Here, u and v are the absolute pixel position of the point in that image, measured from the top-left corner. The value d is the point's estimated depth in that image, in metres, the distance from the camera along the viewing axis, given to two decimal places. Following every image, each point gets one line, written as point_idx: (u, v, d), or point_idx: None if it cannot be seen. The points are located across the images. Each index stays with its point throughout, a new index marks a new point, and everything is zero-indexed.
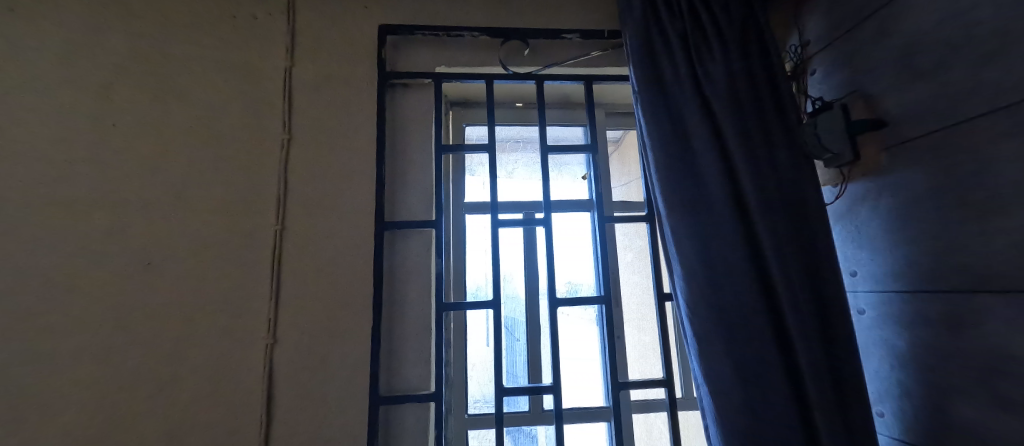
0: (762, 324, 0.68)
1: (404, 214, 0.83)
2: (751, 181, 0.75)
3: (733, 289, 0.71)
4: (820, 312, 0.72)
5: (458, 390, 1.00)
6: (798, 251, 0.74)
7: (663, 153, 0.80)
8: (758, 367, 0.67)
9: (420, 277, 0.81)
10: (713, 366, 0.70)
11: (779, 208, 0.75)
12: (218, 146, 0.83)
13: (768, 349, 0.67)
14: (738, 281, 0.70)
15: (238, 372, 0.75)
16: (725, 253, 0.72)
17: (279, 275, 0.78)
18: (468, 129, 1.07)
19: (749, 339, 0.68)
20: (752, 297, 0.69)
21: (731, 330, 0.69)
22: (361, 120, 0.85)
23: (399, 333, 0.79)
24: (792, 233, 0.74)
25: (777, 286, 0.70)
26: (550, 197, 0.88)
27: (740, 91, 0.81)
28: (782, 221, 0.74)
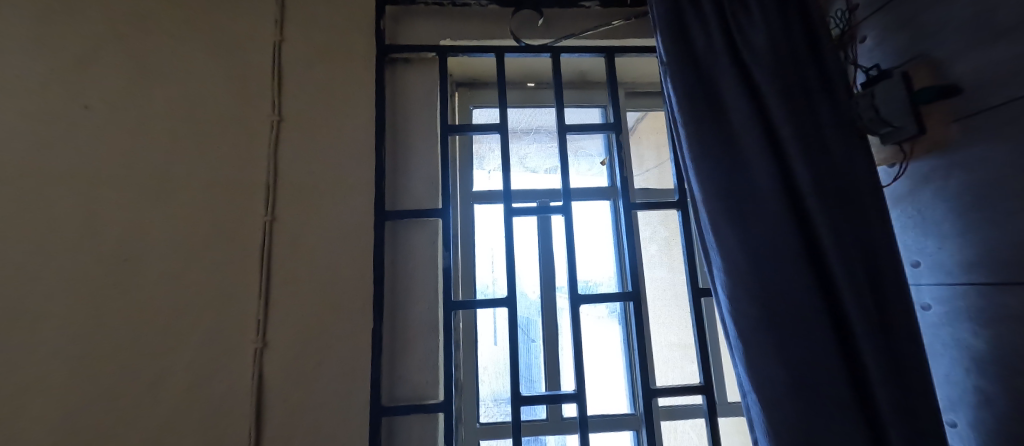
0: (823, 322, 0.59)
1: (407, 203, 0.75)
2: (801, 160, 0.65)
3: (784, 282, 0.61)
4: (884, 308, 0.62)
5: (468, 394, 0.92)
6: (857, 239, 0.64)
7: (697, 131, 0.70)
8: (820, 373, 0.58)
9: (425, 273, 0.73)
10: (763, 372, 0.60)
11: (832, 190, 0.66)
12: (201, 129, 0.75)
13: (830, 351, 0.58)
14: (789, 273, 0.61)
15: (225, 381, 0.67)
16: (775, 241, 0.62)
17: (269, 271, 0.70)
18: (476, 112, 0.99)
19: (807, 340, 0.59)
20: (807, 292, 0.60)
21: (783, 330, 0.60)
22: (358, 100, 0.77)
23: (403, 335, 0.71)
24: (847, 218, 0.65)
25: (837, 278, 0.61)
26: (569, 182, 0.79)
27: (784, 60, 0.71)
28: (835, 205, 0.65)
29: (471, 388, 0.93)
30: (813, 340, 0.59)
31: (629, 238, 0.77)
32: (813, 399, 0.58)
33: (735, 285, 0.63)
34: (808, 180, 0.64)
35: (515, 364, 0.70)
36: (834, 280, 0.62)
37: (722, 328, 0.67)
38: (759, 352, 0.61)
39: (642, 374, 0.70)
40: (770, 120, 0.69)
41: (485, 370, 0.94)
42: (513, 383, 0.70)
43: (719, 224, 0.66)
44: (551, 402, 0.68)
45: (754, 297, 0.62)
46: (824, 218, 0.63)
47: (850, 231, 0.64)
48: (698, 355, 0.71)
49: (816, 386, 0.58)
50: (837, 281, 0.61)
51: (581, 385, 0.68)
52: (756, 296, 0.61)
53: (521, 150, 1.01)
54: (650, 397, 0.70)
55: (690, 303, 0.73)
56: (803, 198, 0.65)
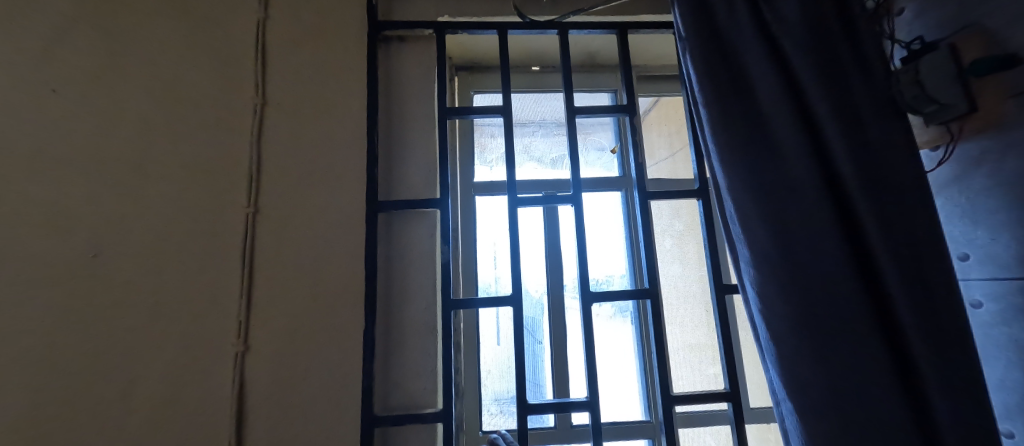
0: (873, 325, 0.51)
1: (402, 193, 0.69)
2: (846, 139, 0.57)
3: (826, 278, 0.53)
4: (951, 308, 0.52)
5: (471, 397, 0.87)
6: (911, 227, 0.55)
7: (720, 114, 0.63)
8: (869, 381, 0.50)
9: (422, 269, 0.66)
10: (801, 380, 0.53)
11: (881, 174, 0.57)
12: (179, 114, 0.69)
13: (882, 358, 0.50)
14: (832, 268, 0.53)
15: (202, 390, 0.60)
16: (815, 232, 0.54)
17: (251, 268, 0.64)
18: (477, 98, 0.94)
19: (856, 344, 0.51)
20: (853, 289, 0.52)
21: (825, 333, 0.52)
22: (348, 82, 0.71)
23: (398, 337, 0.64)
24: (901, 204, 0.56)
25: (885, 274, 0.53)
26: (577, 167, 0.70)
27: (819, 27, 0.62)
28: (884, 189, 0.56)
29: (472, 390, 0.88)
30: (863, 345, 0.51)
31: (646, 230, 0.68)
32: (865, 411, 0.50)
33: (767, 282, 0.56)
34: (851, 163, 0.56)
35: (521, 368, 0.64)
36: (885, 276, 0.53)
37: (751, 329, 0.60)
38: (797, 356, 0.53)
39: (661, 381, 0.63)
40: (804, 98, 0.61)
41: (489, 370, 0.90)
42: (520, 389, 0.63)
43: (747, 214, 0.58)
44: (562, 410, 0.62)
45: (791, 296, 0.54)
46: (871, 207, 0.55)
47: (902, 217, 0.55)
48: (723, 359, 0.64)
49: (868, 396, 0.50)
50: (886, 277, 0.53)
51: (594, 391, 0.62)
52: (792, 295, 0.54)
53: (528, 145, 0.99)
54: (671, 407, 0.62)
55: (715, 300, 0.67)
56: (843, 183, 0.57)
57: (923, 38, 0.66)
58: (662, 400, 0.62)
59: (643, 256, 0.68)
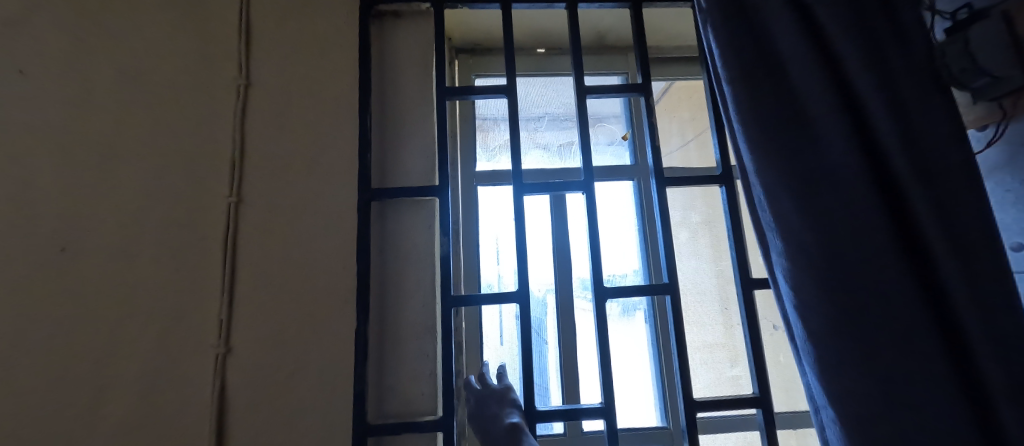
0: (926, 321, 0.45)
1: (397, 180, 0.63)
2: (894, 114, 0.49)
3: (873, 273, 0.47)
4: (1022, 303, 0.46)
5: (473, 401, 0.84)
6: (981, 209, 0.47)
7: (747, 92, 0.56)
8: (926, 387, 0.43)
9: (420, 263, 0.61)
10: (845, 387, 0.47)
11: (939, 150, 0.49)
12: (154, 97, 0.63)
13: (942, 363, 0.43)
14: (880, 261, 0.46)
15: (180, 398, 0.55)
16: (859, 219, 0.48)
17: (234, 263, 0.59)
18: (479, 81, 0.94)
19: (911, 345, 0.45)
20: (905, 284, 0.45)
21: (874, 335, 0.46)
22: (339, 60, 0.65)
23: (391, 337, 0.58)
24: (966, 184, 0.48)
25: (942, 270, 0.45)
26: (587, 151, 0.63)
27: None
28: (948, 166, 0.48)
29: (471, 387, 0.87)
30: (920, 344, 0.44)
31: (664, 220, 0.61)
32: (930, 427, 0.42)
33: (805, 277, 0.49)
34: (897, 136, 0.48)
35: (528, 371, 0.58)
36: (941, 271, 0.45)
37: (785, 327, 0.53)
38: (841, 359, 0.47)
39: (682, 386, 0.56)
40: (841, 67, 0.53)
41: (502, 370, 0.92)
42: (527, 394, 0.57)
43: (779, 202, 0.52)
44: (574, 417, 0.56)
45: (834, 293, 0.48)
46: (928, 192, 0.47)
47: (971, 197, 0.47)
48: (750, 360, 0.58)
49: (937, 410, 0.42)
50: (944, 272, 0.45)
51: (610, 396, 0.56)
52: (837, 292, 0.47)
53: (534, 139, 0.98)
54: (694, 415, 0.56)
55: (740, 295, 0.61)
56: (889, 164, 0.49)
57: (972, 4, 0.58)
58: (684, 408, 0.56)
59: (661, 247, 0.61)
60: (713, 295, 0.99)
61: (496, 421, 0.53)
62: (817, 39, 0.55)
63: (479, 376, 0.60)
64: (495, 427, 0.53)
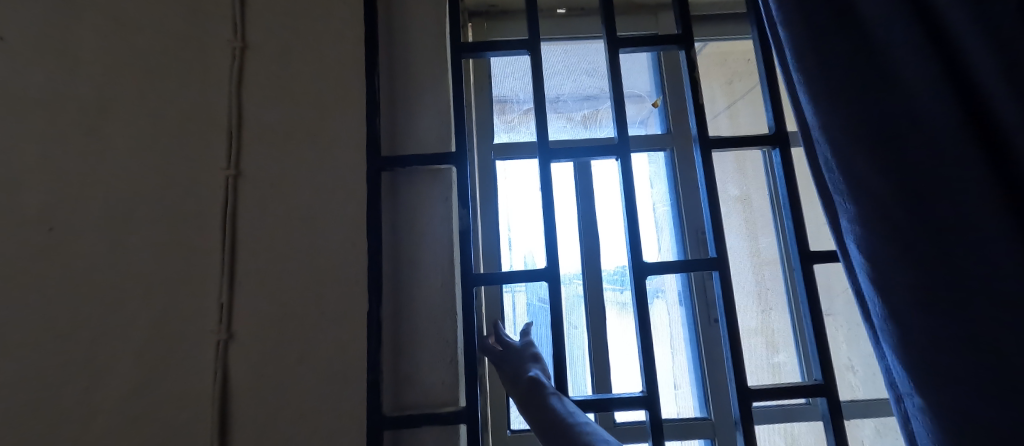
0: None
1: (409, 147, 0.57)
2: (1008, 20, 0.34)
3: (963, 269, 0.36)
4: None
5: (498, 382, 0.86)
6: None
7: (806, 34, 0.48)
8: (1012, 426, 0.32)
9: (438, 239, 0.55)
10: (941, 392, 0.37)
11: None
12: (143, 63, 0.57)
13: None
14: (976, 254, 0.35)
15: (180, 391, 0.50)
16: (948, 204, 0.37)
17: (234, 241, 0.53)
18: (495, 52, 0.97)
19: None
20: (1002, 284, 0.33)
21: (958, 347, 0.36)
22: (343, 17, 0.59)
23: (405, 320, 0.53)
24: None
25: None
26: (621, 110, 0.57)
27: None
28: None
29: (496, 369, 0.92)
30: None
31: (709, 187, 0.55)
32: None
33: (882, 247, 0.41)
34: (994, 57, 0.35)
35: (559, 357, 0.51)
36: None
37: (857, 304, 0.46)
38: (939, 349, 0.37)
39: (733, 370, 0.50)
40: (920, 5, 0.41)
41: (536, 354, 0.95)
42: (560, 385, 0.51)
43: (851, 159, 0.44)
44: (612, 406, 0.50)
45: (925, 265, 0.38)
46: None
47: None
48: (812, 343, 0.51)
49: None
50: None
51: (652, 384, 0.50)
52: (927, 265, 0.38)
53: (559, 113, 1.01)
54: (749, 405, 0.49)
55: (799, 269, 0.53)
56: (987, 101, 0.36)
57: None
58: (737, 396, 0.50)
59: (706, 217, 0.54)
60: (746, 276, 0.99)
61: (520, 378, 0.51)
62: None
63: (497, 335, 0.58)
64: (518, 383, 0.50)
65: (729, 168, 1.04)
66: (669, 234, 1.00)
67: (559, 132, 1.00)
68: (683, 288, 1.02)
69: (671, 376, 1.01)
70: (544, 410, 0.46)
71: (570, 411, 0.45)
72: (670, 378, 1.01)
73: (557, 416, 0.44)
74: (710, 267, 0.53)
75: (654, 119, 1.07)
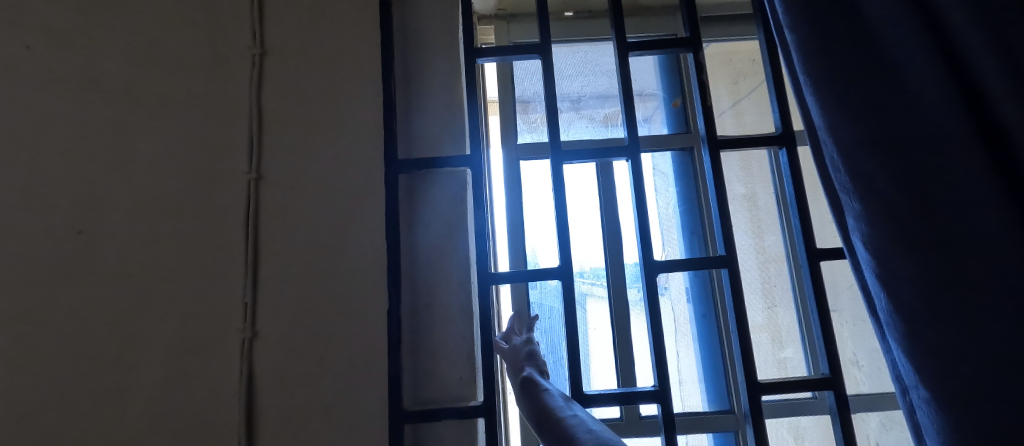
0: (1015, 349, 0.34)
1: (424, 149, 0.58)
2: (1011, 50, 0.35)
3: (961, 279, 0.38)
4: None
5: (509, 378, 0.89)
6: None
7: (814, 39, 0.50)
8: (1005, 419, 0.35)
9: (454, 239, 0.56)
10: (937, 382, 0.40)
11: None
12: (164, 72, 0.59)
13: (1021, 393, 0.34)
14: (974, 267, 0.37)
15: (207, 389, 0.52)
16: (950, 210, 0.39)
17: (256, 243, 0.55)
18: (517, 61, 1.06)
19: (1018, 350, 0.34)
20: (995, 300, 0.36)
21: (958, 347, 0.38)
22: (358, 22, 0.61)
23: (423, 317, 0.55)
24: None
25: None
26: (632, 112, 0.58)
27: None
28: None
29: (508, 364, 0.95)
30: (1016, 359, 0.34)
31: (718, 186, 0.56)
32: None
33: (890, 249, 0.42)
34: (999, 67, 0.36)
35: (574, 354, 0.53)
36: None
37: (863, 299, 0.48)
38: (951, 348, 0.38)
39: (742, 365, 0.52)
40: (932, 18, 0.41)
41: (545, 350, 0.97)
42: (575, 381, 0.53)
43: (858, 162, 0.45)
44: (625, 401, 0.52)
45: (932, 269, 0.39)
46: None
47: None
48: (819, 338, 0.53)
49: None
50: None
51: (663, 379, 0.52)
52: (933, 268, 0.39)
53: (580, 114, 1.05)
54: (758, 398, 0.51)
55: (806, 265, 0.55)
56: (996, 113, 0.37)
57: None
58: (746, 390, 0.51)
59: (714, 216, 0.56)
60: (751, 274, 1.01)
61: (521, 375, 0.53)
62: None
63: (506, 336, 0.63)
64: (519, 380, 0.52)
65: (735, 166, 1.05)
66: (676, 235, 1.02)
67: (581, 132, 1.04)
68: (691, 286, 1.03)
69: (678, 373, 1.03)
70: (538, 402, 0.47)
71: (564, 403, 0.45)
72: (676, 374, 1.03)
73: (550, 407, 0.45)
74: (719, 265, 0.54)
75: (660, 119, 1.08)
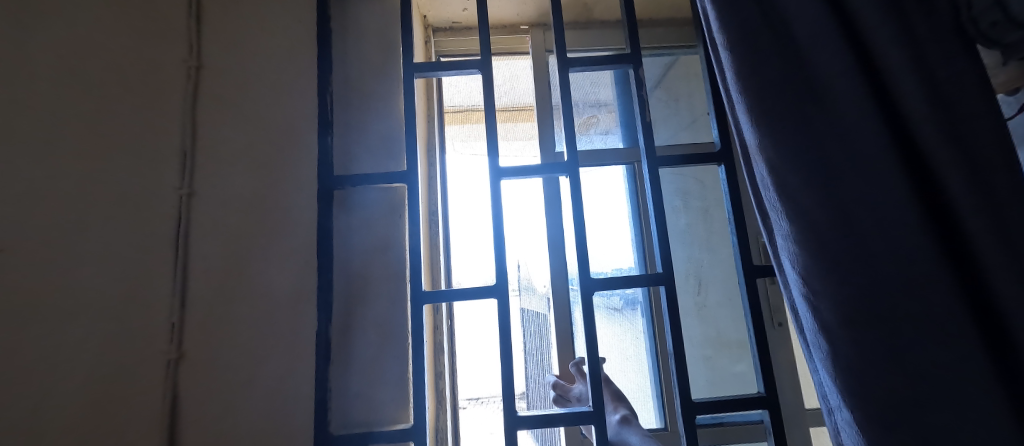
0: (927, 393, 0.39)
1: (363, 169, 0.65)
2: (944, 159, 0.42)
3: (898, 342, 0.40)
4: (1008, 390, 0.38)
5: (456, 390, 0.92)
6: (943, 282, 0.40)
7: (753, 72, 0.49)
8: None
9: (391, 253, 0.62)
10: (866, 415, 0.41)
11: (920, 217, 0.41)
12: (72, 59, 0.51)
13: (934, 431, 0.38)
14: (911, 332, 0.40)
15: (118, 427, 0.47)
16: (886, 285, 0.41)
17: (186, 263, 0.53)
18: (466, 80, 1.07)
19: (937, 409, 0.38)
20: (913, 358, 0.40)
21: (877, 393, 0.40)
22: (305, 49, 0.65)
23: (361, 335, 0.60)
24: (939, 256, 0.41)
25: (911, 340, 0.40)
26: (574, 128, 0.58)
27: (900, 30, 0.45)
28: (927, 233, 0.41)
29: (461, 379, 0.93)
30: (929, 408, 0.39)
31: (657, 203, 0.56)
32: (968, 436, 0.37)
33: (831, 285, 0.43)
34: (919, 96, 0.44)
35: (509, 376, 0.55)
36: (984, 271, 0.40)
37: (793, 319, 0.48)
38: (895, 415, 0.40)
39: (679, 383, 0.53)
40: (856, 105, 0.45)
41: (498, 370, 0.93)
42: (508, 400, 0.54)
43: (786, 178, 0.46)
44: (561, 421, 0.53)
45: (865, 325, 0.41)
46: (971, 172, 0.41)
47: (946, 277, 0.40)
48: (755, 355, 0.54)
49: (986, 420, 0.37)
50: (988, 270, 0.40)
51: (599, 400, 0.53)
52: (873, 335, 0.41)
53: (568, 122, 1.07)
54: (693, 417, 0.52)
55: (745, 282, 0.56)
56: (940, 191, 0.42)
57: (986, 44, 0.50)
58: (681, 408, 0.52)
59: (655, 233, 0.57)
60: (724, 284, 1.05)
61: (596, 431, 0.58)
62: (860, 58, 0.47)
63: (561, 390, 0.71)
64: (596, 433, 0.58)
65: (685, 178, 1.11)
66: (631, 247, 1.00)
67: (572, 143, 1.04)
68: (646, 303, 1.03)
69: (632, 388, 1.01)
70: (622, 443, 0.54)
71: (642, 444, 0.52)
72: (636, 385, 1.02)
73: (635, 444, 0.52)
74: (657, 283, 0.55)
75: (617, 131, 1.09)
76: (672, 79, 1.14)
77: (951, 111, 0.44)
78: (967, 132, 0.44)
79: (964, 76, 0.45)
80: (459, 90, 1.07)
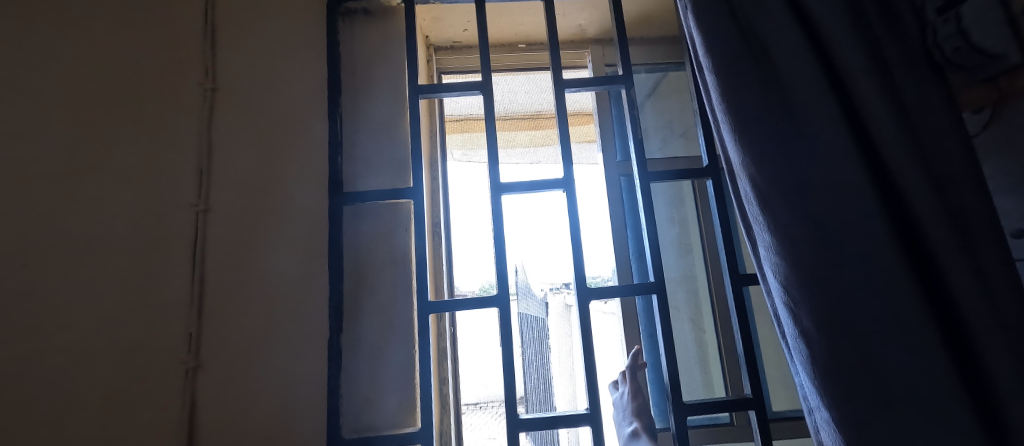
0: (897, 393, 0.42)
1: (370, 185, 0.68)
2: (910, 176, 0.46)
3: (869, 346, 0.44)
4: (972, 390, 0.42)
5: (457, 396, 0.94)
6: (910, 291, 0.43)
7: (735, 96, 0.53)
8: None
9: (397, 265, 0.66)
10: (843, 414, 0.44)
11: (888, 230, 0.45)
12: (96, 85, 0.54)
13: (905, 429, 0.41)
14: (883, 337, 0.43)
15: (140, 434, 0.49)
16: (858, 293, 0.45)
17: (203, 277, 0.56)
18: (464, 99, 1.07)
19: (906, 408, 0.41)
20: (883, 360, 0.43)
21: (852, 394, 0.44)
22: (313, 73, 0.68)
23: (368, 343, 0.63)
24: (907, 266, 0.44)
25: (881, 344, 0.43)
26: (570, 146, 0.62)
27: (869, 57, 0.49)
28: (895, 245, 0.44)
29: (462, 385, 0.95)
30: (898, 407, 0.42)
31: (649, 216, 0.60)
32: (937, 435, 0.40)
33: (807, 293, 0.46)
34: (887, 119, 0.47)
35: (510, 380, 0.58)
36: (946, 280, 0.43)
37: (775, 325, 0.52)
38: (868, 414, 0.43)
39: (669, 386, 0.56)
40: (830, 126, 0.49)
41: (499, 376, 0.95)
42: (509, 403, 0.57)
43: (766, 193, 0.50)
44: (560, 423, 0.56)
45: (838, 330, 0.45)
46: (933, 189, 0.45)
47: (913, 287, 0.43)
48: (741, 360, 0.57)
49: (956, 423, 0.39)
50: (950, 280, 0.43)
51: (596, 402, 0.57)
52: (846, 339, 0.44)
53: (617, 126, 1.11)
54: (684, 418, 0.55)
55: (732, 291, 0.59)
56: (907, 206, 0.46)
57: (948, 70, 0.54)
58: (672, 409, 0.55)
59: (647, 244, 0.60)
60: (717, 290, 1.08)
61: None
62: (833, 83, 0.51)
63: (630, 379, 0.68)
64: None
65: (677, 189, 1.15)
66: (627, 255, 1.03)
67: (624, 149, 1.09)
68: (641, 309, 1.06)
69: None
70: None
71: None
72: None
73: None
74: (649, 291, 0.58)
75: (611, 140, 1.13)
76: (664, 92, 1.18)
77: (915, 133, 0.48)
78: (928, 152, 0.48)
79: (925, 102, 0.50)
80: (460, 104, 1.08)
